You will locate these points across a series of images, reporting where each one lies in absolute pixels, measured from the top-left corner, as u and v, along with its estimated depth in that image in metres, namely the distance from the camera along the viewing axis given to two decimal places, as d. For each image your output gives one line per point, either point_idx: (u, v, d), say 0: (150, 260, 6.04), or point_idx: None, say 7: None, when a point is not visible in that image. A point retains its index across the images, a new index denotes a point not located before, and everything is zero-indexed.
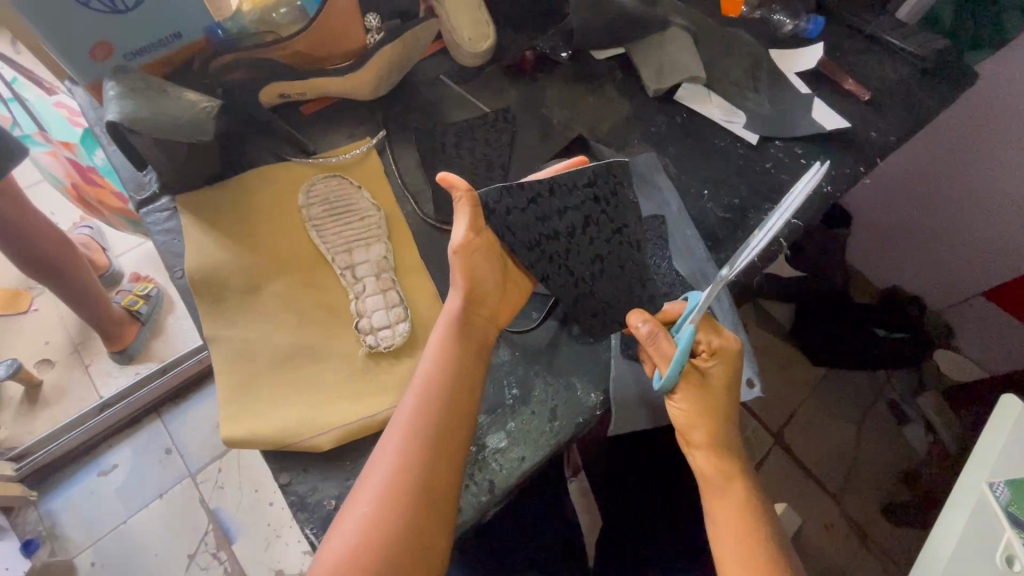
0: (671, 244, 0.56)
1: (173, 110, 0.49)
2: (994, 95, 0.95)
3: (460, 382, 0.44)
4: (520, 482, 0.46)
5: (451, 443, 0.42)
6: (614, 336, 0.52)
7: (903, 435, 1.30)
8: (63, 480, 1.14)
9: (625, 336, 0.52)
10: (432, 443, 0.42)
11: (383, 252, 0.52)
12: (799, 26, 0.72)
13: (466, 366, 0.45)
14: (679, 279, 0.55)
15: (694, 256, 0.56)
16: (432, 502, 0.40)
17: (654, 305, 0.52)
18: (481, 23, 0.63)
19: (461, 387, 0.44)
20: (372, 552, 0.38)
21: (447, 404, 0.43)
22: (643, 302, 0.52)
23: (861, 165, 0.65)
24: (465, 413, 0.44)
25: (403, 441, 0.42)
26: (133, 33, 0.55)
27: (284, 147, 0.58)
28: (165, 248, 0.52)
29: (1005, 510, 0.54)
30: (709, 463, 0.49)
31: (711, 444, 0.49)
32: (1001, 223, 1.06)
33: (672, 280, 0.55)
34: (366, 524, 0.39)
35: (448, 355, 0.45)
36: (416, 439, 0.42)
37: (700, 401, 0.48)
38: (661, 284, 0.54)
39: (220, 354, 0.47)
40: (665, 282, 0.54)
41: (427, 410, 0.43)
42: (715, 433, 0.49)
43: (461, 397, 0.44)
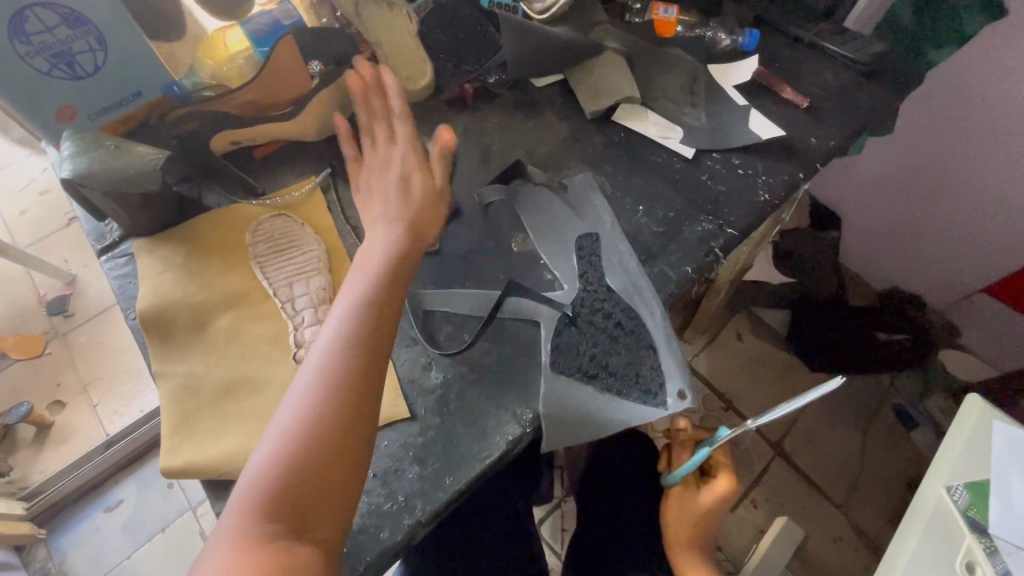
0: (604, 260, 0.58)
1: (123, 162, 0.53)
2: (972, 86, 0.93)
3: (383, 300, 0.47)
4: (448, 503, 0.47)
5: (375, 353, 0.45)
6: (544, 354, 0.53)
7: (913, 442, 1.23)
8: (70, 517, 1.17)
9: (556, 354, 0.53)
10: (359, 355, 0.44)
11: (322, 284, 0.55)
12: (735, 41, 0.74)
13: (388, 291, 0.48)
14: (611, 294, 0.56)
15: (626, 271, 0.57)
16: (360, 408, 0.42)
17: (579, 321, 0.55)
18: (418, 64, 0.68)
19: (387, 301, 0.48)
20: (300, 454, 0.40)
21: (373, 318, 0.46)
22: (569, 320, 0.55)
23: (800, 171, 0.65)
24: (385, 330, 0.46)
25: (332, 346, 0.44)
26: (95, 95, 0.60)
27: (237, 191, 0.62)
28: (122, 291, 0.56)
29: (964, 514, 0.55)
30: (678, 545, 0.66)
31: (683, 533, 0.66)
32: (993, 212, 1.03)
33: (604, 295, 0.56)
34: (293, 430, 0.40)
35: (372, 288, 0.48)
36: (339, 353, 0.44)
37: (688, 509, 0.65)
38: (592, 301, 0.56)
39: (166, 388, 0.50)
40: (597, 298, 0.56)
41: (352, 326, 0.45)
42: (691, 527, 0.65)
43: (384, 315, 0.47)
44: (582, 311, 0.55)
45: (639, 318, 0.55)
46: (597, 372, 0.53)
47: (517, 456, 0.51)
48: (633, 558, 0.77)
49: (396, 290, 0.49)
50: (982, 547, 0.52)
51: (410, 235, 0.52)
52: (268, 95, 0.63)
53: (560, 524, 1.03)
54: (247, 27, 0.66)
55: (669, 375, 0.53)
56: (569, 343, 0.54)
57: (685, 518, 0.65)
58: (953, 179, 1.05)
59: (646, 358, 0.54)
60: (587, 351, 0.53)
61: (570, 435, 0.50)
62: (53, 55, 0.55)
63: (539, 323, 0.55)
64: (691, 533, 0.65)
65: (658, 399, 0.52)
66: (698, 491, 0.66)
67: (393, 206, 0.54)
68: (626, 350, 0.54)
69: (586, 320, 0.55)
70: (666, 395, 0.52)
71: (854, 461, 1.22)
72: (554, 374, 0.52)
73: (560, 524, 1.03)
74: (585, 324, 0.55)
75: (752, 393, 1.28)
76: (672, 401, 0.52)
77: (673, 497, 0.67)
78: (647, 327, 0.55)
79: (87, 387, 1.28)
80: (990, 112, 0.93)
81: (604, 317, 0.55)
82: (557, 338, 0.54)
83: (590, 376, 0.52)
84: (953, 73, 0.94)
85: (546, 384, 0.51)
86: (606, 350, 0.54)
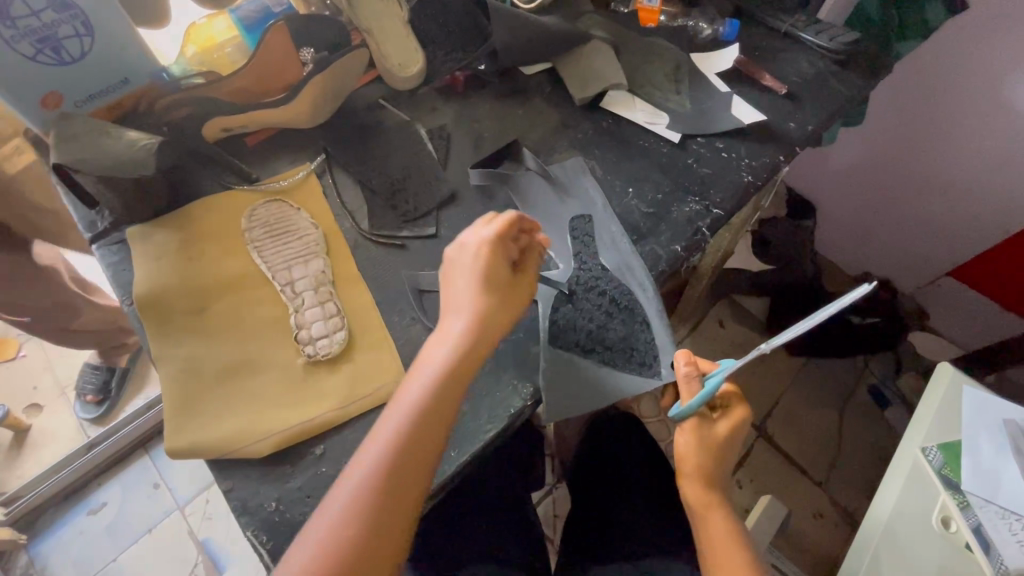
0: (597, 240, 0.60)
1: (116, 150, 0.54)
2: (939, 76, 0.97)
3: (436, 407, 0.44)
4: (454, 474, 0.49)
5: (424, 467, 0.43)
6: (543, 329, 0.54)
7: (885, 418, 1.29)
8: (51, 522, 1.13)
9: (554, 329, 0.55)
10: (404, 469, 0.42)
11: (321, 267, 0.56)
12: (716, 30, 0.77)
13: (444, 394, 0.45)
14: (604, 272, 0.58)
15: (619, 250, 0.59)
16: (399, 524, 0.42)
17: (575, 297, 0.57)
18: (409, 50, 0.68)
19: (443, 409, 0.45)
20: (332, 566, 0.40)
21: (426, 428, 0.44)
22: (566, 297, 0.56)
23: (781, 153, 0.68)
24: (436, 440, 0.44)
25: (381, 453, 0.42)
26: (82, 81, 0.59)
27: (229, 176, 0.62)
28: (116, 278, 0.56)
29: (939, 472, 0.58)
30: (694, 492, 0.58)
31: (698, 475, 0.58)
32: (958, 196, 1.08)
33: (597, 274, 0.58)
34: (335, 537, 0.40)
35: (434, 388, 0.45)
36: (389, 461, 0.42)
37: (706, 445, 0.58)
38: (587, 279, 0.58)
39: (167, 372, 0.50)
40: (591, 276, 0.58)
41: (404, 430, 0.43)
42: (704, 468, 0.58)
43: (437, 423, 0.44)
44: (578, 288, 0.57)
45: (632, 294, 0.57)
46: (594, 346, 0.54)
47: (519, 430, 0.52)
48: (629, 533, 0.77)
49: (456, 391, 0.46)
50: (956, 502, 0.56)
51: (480, 328, 0.48)
52: (259, 81, 0.63)
53: (553, 510, 1.04)
54: (236, 14, 0.66)
55: (663, 348, 0.55)
56: (566, 319, 0.55)
57: (703, 454, 0.58)
58: (921, 165, 1.10)
59: (640, 331, 0.56)
60: (583, 327, 0.55)
61: (570, 406, 0.52)
62: (39, 40, 0.53)
63: (536, 301, 0.56)
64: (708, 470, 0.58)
65: (652, 370, 0.54)
66: (714, 423, 0.59)
67: (470, 278, 0.49)
68: (621, 325, 0.56)
69: (581, 296, 0.57)
70: (660, 367, 0.54)
71: (832, 439, 1.27)
72: (552, 350, 0.53)
73: (555, 509, 1.04)
74: (581, 301, 0.57)
75: (736, 377, 1.32)
76: (666, 372, 0.54)
77: (685, 432, 0.59)
78: (640, 302, 0.57)
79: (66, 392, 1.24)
80: (952, 100, 0.98)
81: (599, 294, 0.57)
82: (554, 315, 0.55)
83: (588, 350, 0.54)
84: (922, 62, 0.98)
85: (545, 360, 0.53)
86: (601, 325, 0.55)
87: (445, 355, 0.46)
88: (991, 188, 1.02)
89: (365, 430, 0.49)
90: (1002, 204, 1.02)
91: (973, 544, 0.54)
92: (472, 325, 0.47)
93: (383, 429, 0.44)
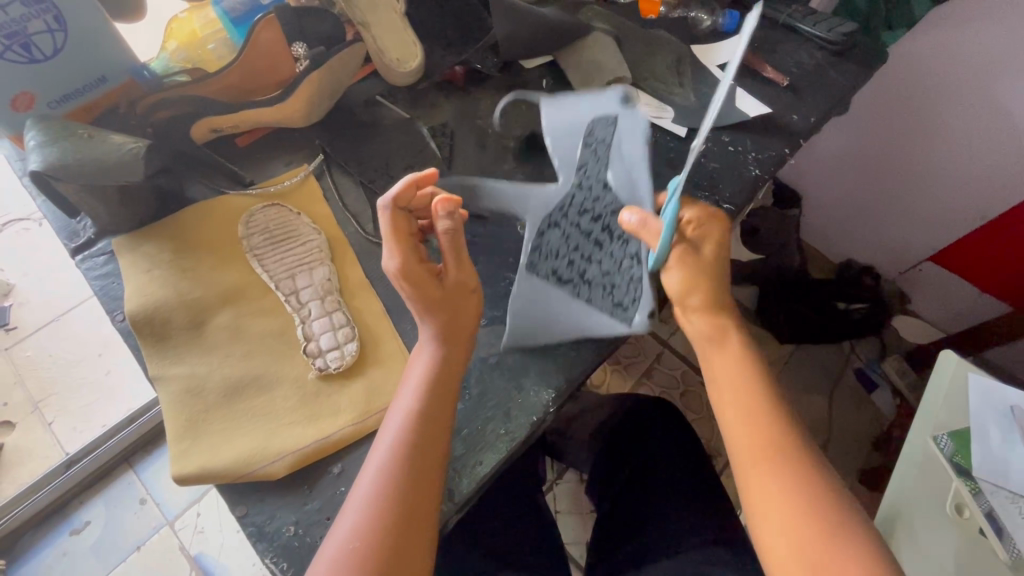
0: (615, 162, 0.56)
1: (103, 152, 0.49)
2: (910, 74, 0.98)
3: (435, 410, 0.45)
4: (473, 475, 0.47)
5: (433, 466, 0.43)
6: (525, 256, 0.55)
7: (871, 402, 1.28)
8: (27, 547, 0.98)
9: (536, 257, 0.55)
10: (410, 487, 0.41)
11: (327, 274, 0.53)
12: (716, 21, 0.76)
13: (438, 409, 0.45)
14: (608, 200, 0.56)
15: (632, 182, 0.56)
16: (417, 519, 0.41)
17: (567, 220, 0.56)
18: (408, 44, 0.65)
19: (440, 410, 0.45)
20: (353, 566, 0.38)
21: (425, 441, 0.43)
22: (560, 220, 0.56)
23: (786, 147, 0.68)
24: (439, 458, 0.44)
25: (386, 455, 0.43)
26: (55, 80, 0.54)
27: (223, 181, 0.59)
28: (104, 292, 0.52)
29: (951, 460, 0.60)
30: (707, 325, 0.50)
31: (709, 307, 0.50)
32: (935, 189, 1.08)
33: (601, 200, 0.56)
34: (354, 540, 0.39)
35: (428, 391, 0.45)
36: (392, 481, 0.41)
37: (699, 269, 0.50)
38: (584, 201, 0.56)
39: (169, 393, 0.47)
40: (590, 198, 0.56)
41: (405, 434, 0.43)
42: (713, 296, 0.50)
43: (435, 435, 0.44)
44: (573, 211, 0.56)
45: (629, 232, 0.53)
46: (573, 278, 0.54)
47: (541, 435, 0.51)
48: None
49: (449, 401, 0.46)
50: (969, 489, 0.58)
51: (457, 331, 0.48)
52: (250, 78, 0.60)
53: (555, 506, 1.03)
54: (220, 6, 0.61)
55: (645, 295, 0.53)
56: (551, 245, 0.55)
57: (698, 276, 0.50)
58: (905, 154, 1.08)
59: (627, 270, 0.55)
60: (565, 256, 0.55)
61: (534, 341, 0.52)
62: (7, 36, 0.49)
63: (526, 220, 0.57)
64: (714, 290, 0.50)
65: (625, 314, 0.53)
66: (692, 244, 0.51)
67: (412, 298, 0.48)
68: (606, 260, 0.55)
69: (572, 220, 0.56)
70: (634, 312, 0.53)
71: (823, 424, 1.26)
72: (529, 275, 0.54)
73: (563, 503, 1.04)
74: (569, 225, 0.56)
75: None
76: (640, 318, 0.53)
77: (673, 269, 0.51)
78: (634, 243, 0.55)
79: (30, 414, 1.06)
80: (923, 96, 0.99)
81: (592, 220, 0.55)
82: (540, 239, 0.55)
83: (564, 280, 0.54)
84: (894, 59, 0.98)
85: (521, 286, 0.54)
86: (585, 257, 0.55)
87: (429, 368, 0.46)
88: (966, 182, 1.03)
89: None
90: (984, 192, 1.01)
91: (987, 529, 0.57)
92: (452, 328, 0.48)
93: (385, 436, 0.44)
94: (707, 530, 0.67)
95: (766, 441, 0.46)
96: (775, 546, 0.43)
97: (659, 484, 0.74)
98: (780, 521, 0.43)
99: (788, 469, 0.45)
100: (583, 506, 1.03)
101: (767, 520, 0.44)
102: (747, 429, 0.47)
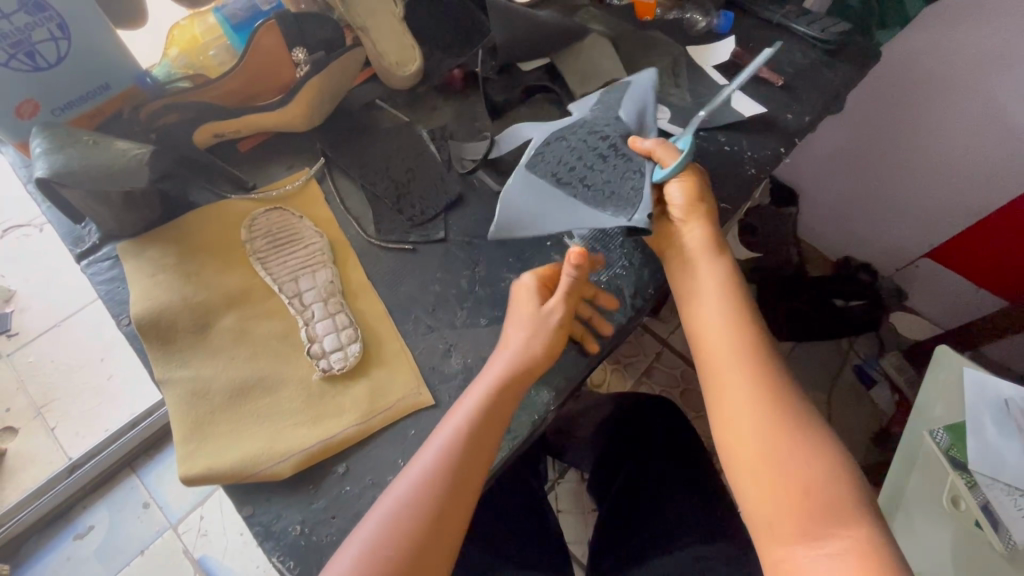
0: (623, 102, 0.61)
1: (108, 158, 0.50)
2: (904, 72, 0.99)
3: (488, 426, 0.46)
4: None
5: (475, 476, 0.44)
6: (528, 159, 0.57)
7: (870, 398, 1.29)
8: (32, 552, 0.99)
9: (539, 162, 0.57)
10: (448, 496, 0.43)
11: (329, 277, 0.54)
12: (710, 22, 0.76)
13: (494, 418, 0.46)
14: (616, 126, 0.59)
15: (640, 115, 0.60)
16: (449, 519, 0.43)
17: (573, 137, 0.58)
18: (407, 47, 0.66)
19: (492, 426, 0.46)
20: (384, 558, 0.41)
21: (474, 449, 0.45)
22: (568, 136, 0.59)
23: (782, 145, 0.68)
24: (480, 469, 0.45)
25: (432, 460, 0.44)
26: (59, 88, 0.54)
27: (225, 185, 0.60)
28: (109, 297, 0.53)
29: (947, 453, 0.61)
30: (703, 235, 0.54)
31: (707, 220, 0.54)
32: (931, 186, 1.09)
33: (610, 123, 0.59)
34: (380, 538, 0.41)
35: (486, 406, 0.46)
36: (433, 485, 0.43)
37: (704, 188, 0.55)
38: (594, 124, 0.59)
39: (175, 395, 0.47)
40: (600, 121, 0.59)
41: (456, 444, 0.44)
42: (710, 214, 0.55)
43: (483, 448, 0.45)
44: (580, 131, 0.59)
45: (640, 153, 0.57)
46: (573, 181, 0.56)
47: (542, 435, 0.52)
48: None
49: (507, 412, 0.47)
50: (963, 481, 0.59)
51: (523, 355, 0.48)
52: (251, 83, 0.61)
53: (556, 505, 1.04)
54: (221, 13, 0.62)
55: (645, 199, 0.54)
56: (555, 154, 0.58)
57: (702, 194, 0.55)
58: (901, 151, 1.09)
59: (628, 179, 0.55)
60: (568, 163, 0.57)
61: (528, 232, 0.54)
62: (11, 45, 0.49)
63: (534, 138, 0.60)
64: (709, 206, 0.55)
65: (625, 212, 0.53)
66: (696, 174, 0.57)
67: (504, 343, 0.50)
68: (609, 169, 0.56)
69: (578, 138, 0.58)
70: (635, 211, 0.53)
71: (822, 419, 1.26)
72: (530, 174, 0.57)
73: (565, 502, 1.04)
74: (576, 140, 0.58)
75: None
76: (640, 217, 0.53)
77: (682, 181, 0.55)
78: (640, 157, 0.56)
79: (32, 419, 1.06)
80: (918, 93, 1.00)
81: (600, 137, 0.58)
82: (545, 148, 0.58)
83: (563, 181, 0.56)
84: (889, 56, 0.99)
85: (523, 184, 0.56)
86: (588, 166, 0.57)
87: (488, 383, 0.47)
88: (961, 178, 1.03)
89: (389, 445, 0.48)
90: (979, 188, 1.02)
91: (983, 522, 0.57)
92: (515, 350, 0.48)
93: (433, 441, 0.45)
94: (707, 526, 0.68)
95: (747, 359, 0.49)
96: (749, 440, 0.46)
97: (660, 481, 0.75)
98: (757, 426, 0.46)
99: (766, 383, 0.48)
100: (585, 505, 1.04)
101: (742, 425, 0.47)
102: (729, 346, 0.50)
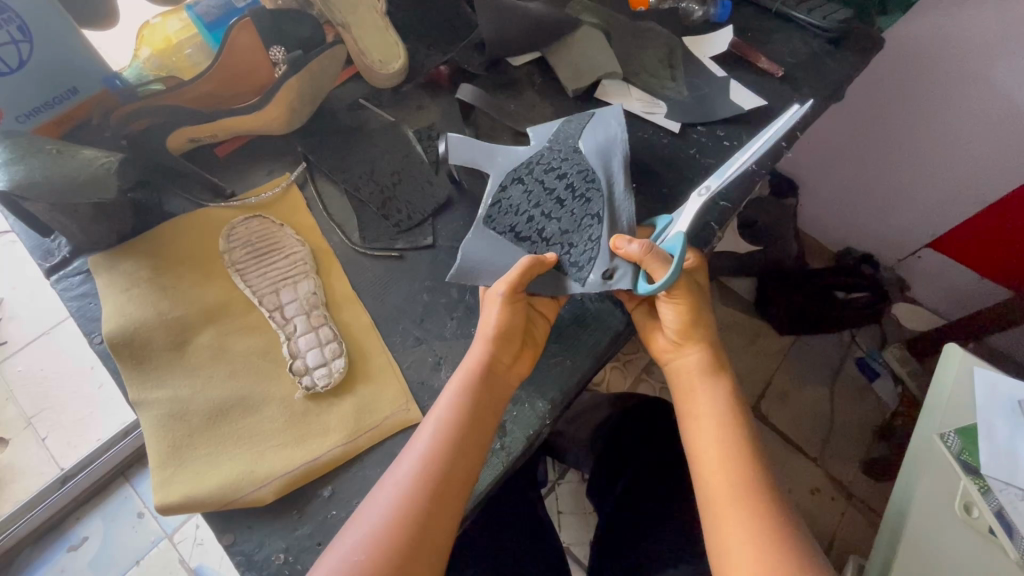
0: (587, 132, 0.56)
1: (72, 168, 0.47)
2: (907, 59, 0.96)
3: (471, 428, 0.43)
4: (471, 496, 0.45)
5: (459, 490, 0.42)
6: (484, 209, 0.53)
7: (872, 392, 1.26)
8: (25, 566, 0.97)
9: (494, 212, 0.53)
10: (431, 503, 0.41)
11: (312, 288, 0.52)
12: (708, 11, 0.73)
13: (476, 420, 0.44)
14: (577, 161, 0.55)
15: (605, 144, 0.55)
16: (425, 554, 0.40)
17: (529, 176, 0.54)
18: (390, 44, 0.63)
19: (475, 427, 0.44)
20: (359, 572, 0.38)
21: (457, 454, 0.42)
22: (524, 177, 0.55)
23: (783, 139, 0.66)
24: (461, 477, 0.42)
25: (412, 468, 0.42)
26: (22, 93, 0.51)
27: (202, 193, 0.57)
28: (80, 313, 0.50)
29: (958, 457, 0.59)
30: (693, 359, 0.50)
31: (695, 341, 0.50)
32: (934, 176, 1.06)
33: (568, 158, 0.55)
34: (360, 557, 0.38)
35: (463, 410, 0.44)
36: (416, 490, 0.41)
37: (693, 304, 0.50)
38: (552, 160, 0.55)
39: (151, 418, 0.45)
40: (557, 157, 0.55)
41: (431, 459, 0.42)
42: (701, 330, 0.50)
43: (465, 457, 0.43)
44: (537, 169, 0.55)
45: (598, 190, 0.53)
46: (530, 234, 0.52)
47: (538, 448, 0.50)
48: None
49: (488, 412, 0.45)
50: (976, 487, 0.57)
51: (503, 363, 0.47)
52: (226, 85, 0.58)
53: (558, 507, 1.02)
54: (193, 11, 0.59)
55: (602, 252, 0.50)
56: (512, 200, 0.54)
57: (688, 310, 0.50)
58: (903, 141, 1.06)
59: (587, 229, 0.52)
60: (526, 212, 0.53)
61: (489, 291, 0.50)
62: None
63: (490, 175, 0.55)
64: (700, 322, 0.50)
65: (581, 274, 0.50)
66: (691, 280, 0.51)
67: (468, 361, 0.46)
68: (567, 217, 0.52)
69: (535, 178, 0.54)
70: (590, 272, 0.50)
71: (825, 414, 1.23)
72: (487, 229, 0.52)
73: (566, 503, 1.03)
74: (533, 181, 0.54)
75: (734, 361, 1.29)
76: (594, 278, 0.50)
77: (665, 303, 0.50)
78: (603, 201, 0.52)
79: (24, 428, 1.04)
80: (920, 81, 0.97)
81: (557, 177, 0.54)
82: (501, 195, 0.54)
83: (521, 236, 0.52)
84: (891, 42, 0.96)
85: (479, 238, 0.52)
86: (545, 214, 0.53)
87: (466, 390, 0.45)
88: (965, 167, 1.00)
89: (377, 466, 0.46)
90: (983, 177, 0.99)
91: (996, 528, 0.55)
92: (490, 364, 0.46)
93: (415, 446, 0.43)
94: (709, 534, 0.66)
95: (742, 492, 0.44)
96: None
97: (662, 487, 0.72)
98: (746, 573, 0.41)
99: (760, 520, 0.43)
100: (586, 506, 1.02)
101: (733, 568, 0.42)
102: (722, 477, 0.45)
